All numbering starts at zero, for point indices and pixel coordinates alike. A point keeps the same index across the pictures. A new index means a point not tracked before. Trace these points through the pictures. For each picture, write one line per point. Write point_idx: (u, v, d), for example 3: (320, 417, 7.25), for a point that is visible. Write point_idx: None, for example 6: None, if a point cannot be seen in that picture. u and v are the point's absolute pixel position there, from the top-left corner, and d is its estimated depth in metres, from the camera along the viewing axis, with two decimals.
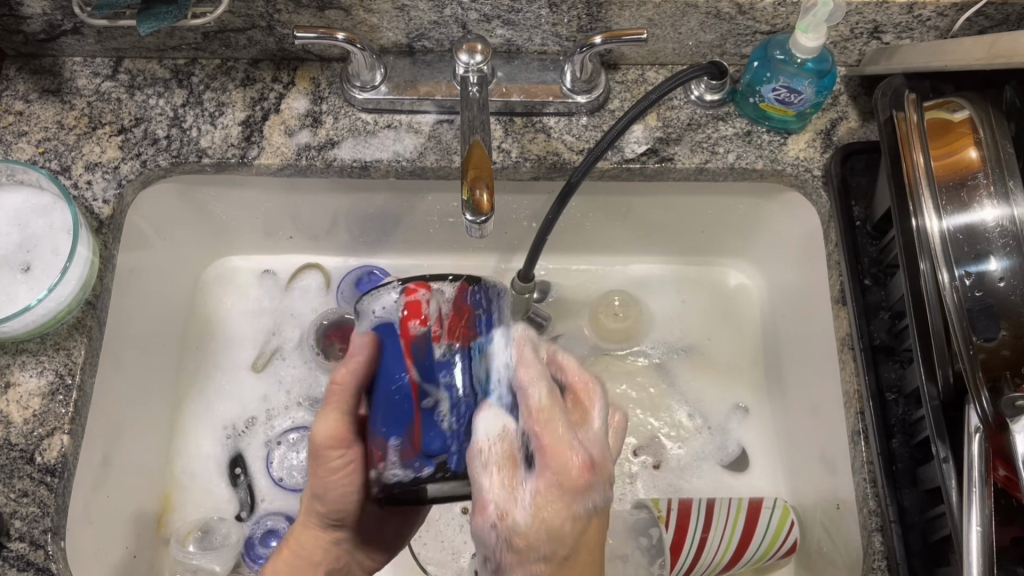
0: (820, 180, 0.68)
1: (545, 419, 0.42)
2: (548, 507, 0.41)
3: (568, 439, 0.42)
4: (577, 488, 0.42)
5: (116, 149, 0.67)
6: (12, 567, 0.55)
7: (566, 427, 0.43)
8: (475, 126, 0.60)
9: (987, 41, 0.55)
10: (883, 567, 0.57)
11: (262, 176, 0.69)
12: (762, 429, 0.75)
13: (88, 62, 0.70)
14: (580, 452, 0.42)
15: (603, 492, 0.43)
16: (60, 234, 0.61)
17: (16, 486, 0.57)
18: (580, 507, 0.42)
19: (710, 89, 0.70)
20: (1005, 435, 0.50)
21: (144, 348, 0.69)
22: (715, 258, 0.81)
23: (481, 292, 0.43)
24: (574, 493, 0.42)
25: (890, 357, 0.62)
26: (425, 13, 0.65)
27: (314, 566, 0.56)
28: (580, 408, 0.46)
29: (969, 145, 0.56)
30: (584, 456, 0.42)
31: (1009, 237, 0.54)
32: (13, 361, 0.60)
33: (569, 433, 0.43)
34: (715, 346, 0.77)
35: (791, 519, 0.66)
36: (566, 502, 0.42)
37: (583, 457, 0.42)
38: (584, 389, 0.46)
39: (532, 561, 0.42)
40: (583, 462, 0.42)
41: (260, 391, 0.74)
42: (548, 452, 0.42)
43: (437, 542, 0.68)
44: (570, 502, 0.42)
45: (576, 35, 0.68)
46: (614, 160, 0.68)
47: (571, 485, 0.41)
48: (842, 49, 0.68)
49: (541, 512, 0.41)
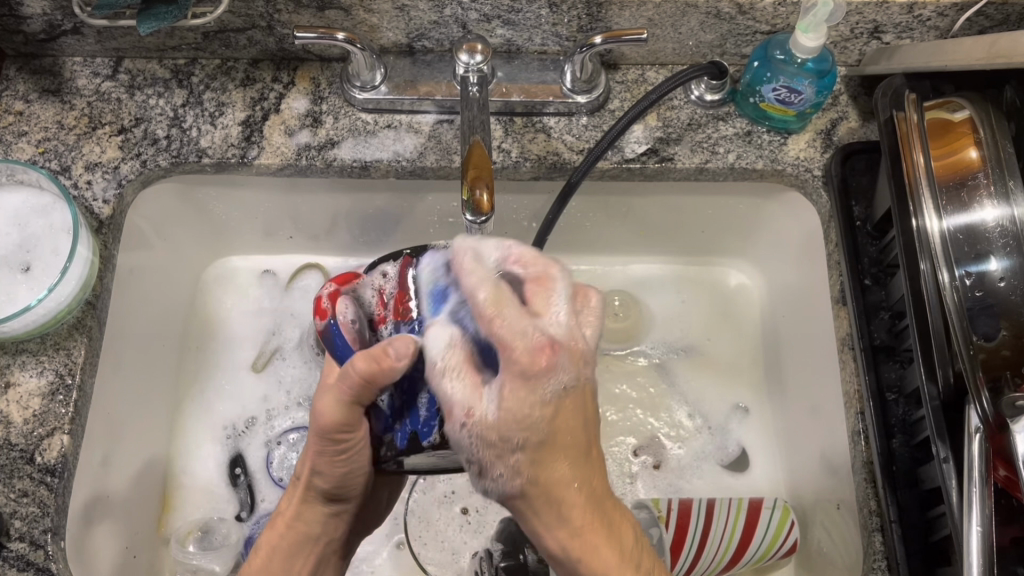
0: (820, 180, 0.68)
1: (496, 311, 0.41)
2: (511, 398, 0.41)
3: (521, 329, 0.41)
4: (538, 372, 0.41)
5: (116, 149, 0.67)
6: (12, 567, 0.55)
7: (518, 315, 0.41)
8: (475, 126, 0.59)
9: (987, 41, 0.55)
10: (884, 567, 0.57)
11: (262, 176, 0.69)
12: (761, 429, 0.75)
13: (88, 62, 0.70)
14: (537, 335, 0.41)
15: (568, 372, 0.42)
16: (60, 234, 0.61)
17: (16, 486, 0.57)
18: (546, 389, 0.41)
19: (710, 89, 0.70)
20: (1005, 436, 0.50)
21: (144, 348, 0.69)
22: (715, 258, 0.81)
23: (424, 264, 0.51)
24: (534, 377, 0.41)
25: (890, 357, 0.62)
26: (425, 13, 0.65)
27: (313, 542, 0.53)
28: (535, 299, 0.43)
29: (969, 145, 0.56)
30: (537, 343, 0.41)
31: (1009, 237, 0.54)
32: (13, 361, 0.60)
33: (519, 317, 0.41)
34: (715, 346, 0.77)
35: (791, 519, 0.66)
36: (529, 388, 0.41)
37: (545, 339, 0.41)
38: (544, 278, 0.44)
39: (509, 451, 0.42)
40: (545, 344, 0.41)
41: (260, 391, 0.74)
42: (507, 346, 0.41)
43: (437, 543, 0.68)
44: (535, 387, 0.41)
45: (576, 35, 0.67)
46: (614, 160, 0.68)
47: (532, 371, 0.41)
48: (842, 49, 0.68)
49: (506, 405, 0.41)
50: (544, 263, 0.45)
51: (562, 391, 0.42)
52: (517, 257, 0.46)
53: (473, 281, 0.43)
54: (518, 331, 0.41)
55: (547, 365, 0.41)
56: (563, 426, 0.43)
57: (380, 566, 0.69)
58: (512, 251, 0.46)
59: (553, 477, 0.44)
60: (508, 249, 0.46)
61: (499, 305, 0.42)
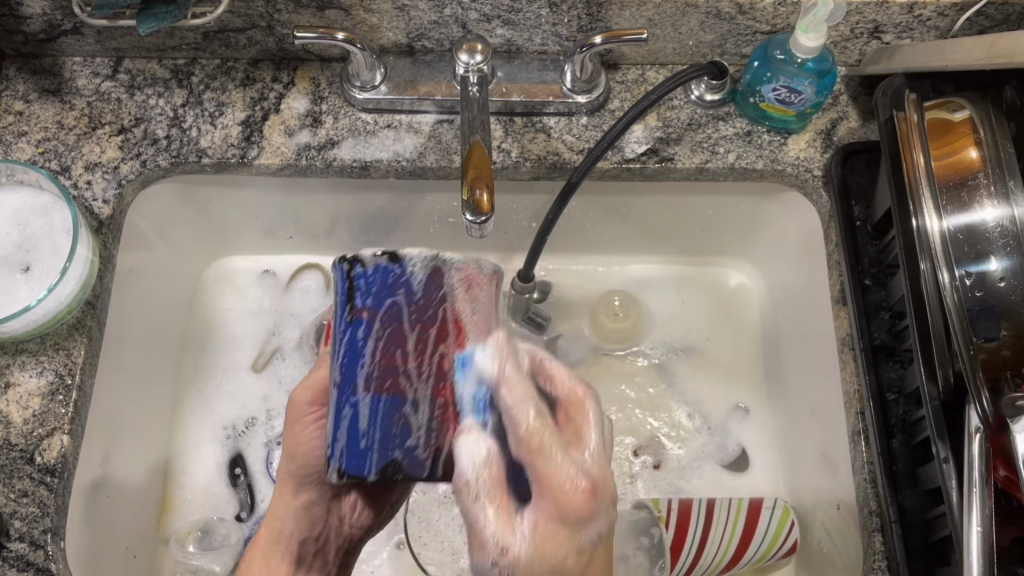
0: (821, 180, 0.68)
1: (534, 427, 0.40)
2: (547, 540, 0.39)
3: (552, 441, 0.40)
4: (566, 447, 0.41)
5: (116, 149, 0.67)
6: (12, 567, 0.55)
7: (554, 439, 0.40)
8: (475, 126, 0.59)
9: (988, 41, 0.55)
10: (884, 568, 0.57)
11: (262, 176, 0.69)
12: (761, 428, 0.75)
13: (88, 61, 0.70)
14: (571, 464, 0.40)
15: (607, 516, 0.40)
16: (60, 234, 0.61)
17: (16, 486, 0.57)
18: (583, 537, 0.39)
19: (710, 89, 0.69)
20: (1005, 435, 0.50)
21: (144, 348, 0.69)
22: (715, 258, 0.81)
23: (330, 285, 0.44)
24: (564, 455, 0.40)
25: (890, 357, 0.62)
26: (425, 13, 0.65)
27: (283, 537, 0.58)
28: (573, 432, 0.42)
29: (969, 145, 0.56)
30: (581, 481, 0.39)
31: (1009, 237, 0.54)
32: (13, 361, 0.60)
33: (552, 443, 0.40)
34: (714, 346, 0.77)
35: (791, 519, 0.66)
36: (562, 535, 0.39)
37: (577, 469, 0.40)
38: (576, 402, 0.43)
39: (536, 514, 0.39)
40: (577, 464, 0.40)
41: (260, 390, 0.74)
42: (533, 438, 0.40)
43: (437, 542, 0.68)
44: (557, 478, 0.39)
45: (577, 35, 0.67)
46: (614, 160, 0.68)
47: (570, 507, 0.39)
48: (842, 49, 0.68)
49: (540, 545, 0.39)
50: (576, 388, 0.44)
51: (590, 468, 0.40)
52: (550, 370, 0.45)
53: (516, 401, 0.41)
54: (572, 466, 0.40)
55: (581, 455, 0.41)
56: (587, 502, 0.40)
57: (380, 566, 0.69)
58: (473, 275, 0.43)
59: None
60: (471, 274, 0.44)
61: (539, 434, 0.40)
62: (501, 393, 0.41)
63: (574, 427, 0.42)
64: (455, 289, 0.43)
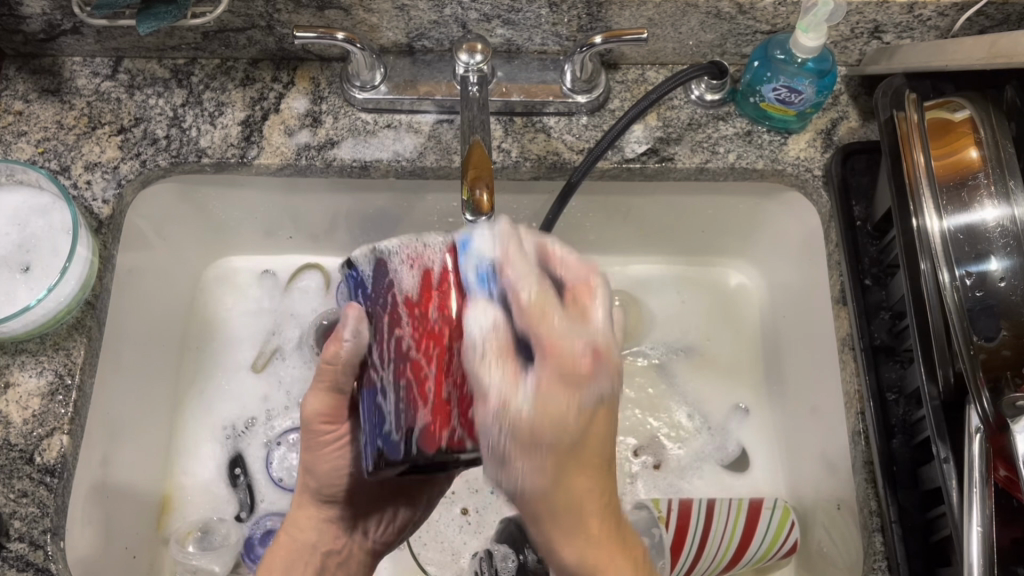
0: (821, 180, 0.68)
1: (539, 313, 0.41)
2: (550, 403, 0.40)
3: (569, 335, 0.41)
4: (580, 377, 0.40)
5: (116, 149, 0.67)
6: (12, 567, 0.55)
7: (562, 318, 0.41)
8: (475, 126, 0.59)
9: (988, 41, 0.55)
10: (884, 568, 0.57)
11: (262, 176, 0.69)
12: (761, 428, 0.74)
13: (88, 61, 0.70)
14: (583, 343, 0.41)
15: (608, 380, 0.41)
16: (60, 234, 0.61)
17: (16, 486, 0.56)
18: (584, 400, 0.41)
19: (710, 89, 0.69)
20: (1005, 435, 0.50)
21: (144, 347, 0.69)
22: (715, 258, 0.81)
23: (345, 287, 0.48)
24: (579, 382, 0.40)
25: (890, 357, 0.62)
26: (425, 13, 0.65)
27: (309, 548, 0.57)
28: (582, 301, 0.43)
29: (969, 145, 0.56)
30: (586, 346, 0.41)
31: (1009, 236, 0.53)
32: (13, 361, 0.60)
33: (565, 324, 0.41)
34: (714, 346, 0.77)
35: (792, 520, 0.66)
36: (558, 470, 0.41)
37: (587, 345, 0.41)
38: (581, 284, 0.43)
39: (541, 448, 0.41)
40: (586, 352, 0.41)
41: (260, 390, 0.74)
42: (549, 348, 0.40)
43: (437, 543, 0.68)
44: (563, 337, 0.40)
45: (576, 35, 0.67)
46: (614, 160, 0.68)
47: (575, 372, 0.40)
48: (842, 49, 0.68)
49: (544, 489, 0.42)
50: (584, 266, 0.44)
51: (598, 401, 0.41)
52: (560, 260, 0.45)
53: (520, 276, 0.42)
54: (580, 333, 0.41)
55: (589, 370, 0.40)
56: (593, 437, 0.42)
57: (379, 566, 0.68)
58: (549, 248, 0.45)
59: (583, 489, 0.42)
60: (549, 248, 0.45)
61: (542, 308, 0.41)
62: (503, 268, 0.42)
63: (579, 302, 0.43)
64: (399, 272, 0.42)
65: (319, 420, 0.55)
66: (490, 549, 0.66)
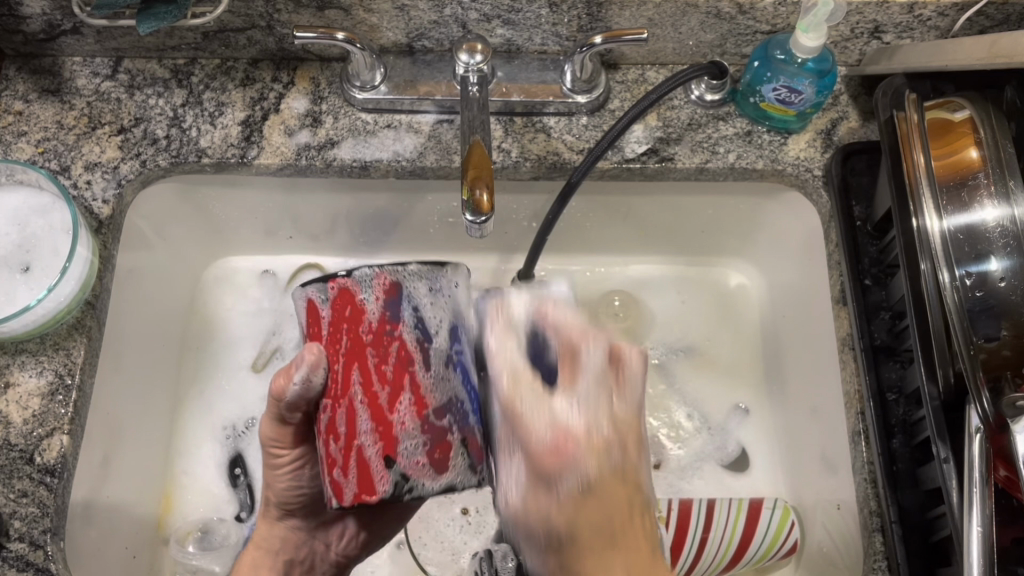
0: (821, 180, 0.68)
1: (513, 390, 0.41)
2: (535, 500, 0.41)
3: (537, 414, 0.40)
4: (549, 471, 0.40)
5: (116, 149, 0.67)
6: (12, 567, 0.55)
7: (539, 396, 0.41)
8: (475, 126, 0.59)
9: (988, 41, 0.55)
10: (885, 568, 0.57)
11: (262, 176, 0.69)
12: (761, 428, 0.74)
13: (88, 61, 0.70)
14: (543, 423, 0.40)
15: (587, 465, 0.40)
16: (60, 234, 0.61)
17: (16, 486, 0.56)
18: (561, 484, 0.40)
19: (710, 89, 0.70)
20: (1005, 435, 0.49)
21: (144, 348, 0.69)
22: (716, 258, 0.81)
23: None
24: (550, 476, 0.40)
25: (891, 357, 0.62)
26: (425, 13, 0.65)
27: (271, 553, 0.61)
28: (567, 372, 0.42)
29: (969, 145, 0.56)
30: (547, 425, 0.40)
31: (1009, 236, 0.53)
32: (13, 361, 0.60)
33: (536, 407, 0.41)
34: (714, 346, 0.77)
35: (791, 520, 0.66)
36: (545, 492, 0.41)
37: (553, 427, 0.40)
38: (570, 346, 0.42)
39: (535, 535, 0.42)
40: (555, 433, 0.40)
41: (260, 391, 0.74)
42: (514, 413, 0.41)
43: (437, 542, 0.68)
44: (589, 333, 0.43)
45: (576, 35, 0.67)
46: (614, 160, 0.68)
47: (546, 473, 0.40)
48: (842, 49, 0.68)
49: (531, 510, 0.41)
50: (578, 325, 0.43)
51: (578, 484, 0.40)
52: (551, 315, 0.44)
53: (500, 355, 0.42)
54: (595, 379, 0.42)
55: (559, 462, 0.40)
56: (594, 498, 0.41)
57: (379, 567, 0.68)
58: (546, 305, 0.44)
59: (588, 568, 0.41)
60: (538, 308, 0.44)
61: (516, 387, 0.41)
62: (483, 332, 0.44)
63: (572, 362, 0.42)
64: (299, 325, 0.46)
65: (272, 445, 0.56)
66: (490, 551, 0.64)
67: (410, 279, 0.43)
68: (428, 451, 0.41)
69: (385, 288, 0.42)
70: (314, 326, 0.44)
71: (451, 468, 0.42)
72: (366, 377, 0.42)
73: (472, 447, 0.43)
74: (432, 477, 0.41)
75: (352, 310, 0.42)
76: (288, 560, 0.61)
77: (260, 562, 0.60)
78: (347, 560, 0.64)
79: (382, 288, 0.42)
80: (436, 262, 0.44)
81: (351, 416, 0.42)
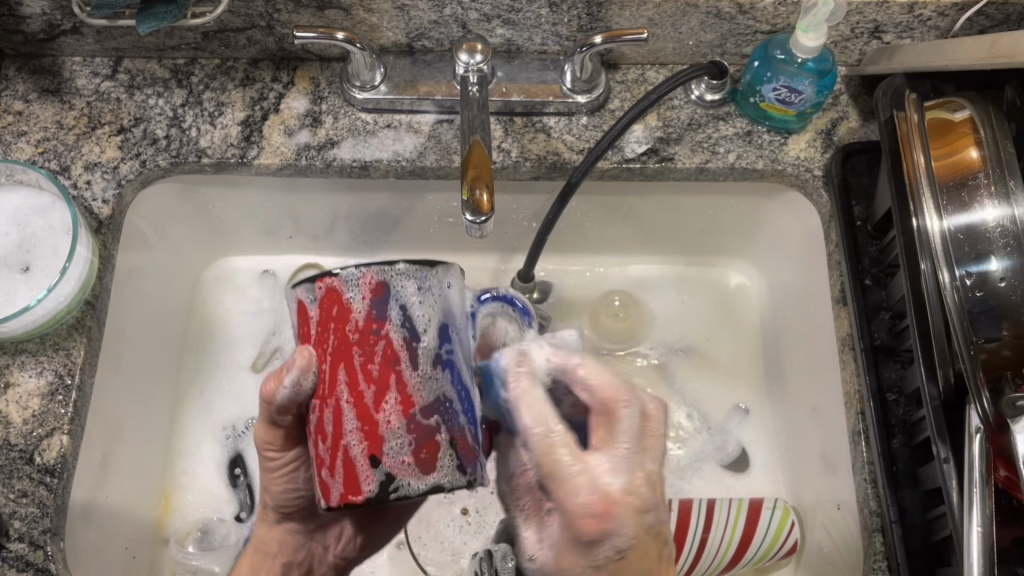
0: (820, 180, 0.68)
1: (553, 472, 0.44)
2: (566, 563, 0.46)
3: (582, 480, 0.44)
4: (592, 538, 0.44)
5: (116, 149, 0.67)
6: (12, 567, 0.55)
7: (576, 458, 0.44)
8: (475, 126, 0.59)
9: (988, 41, 0.55)
10: (885, 568, 0.57)
11: (262, 176, 0.69)
12: (761, 428, 0.74)
13: (87, 61, 0.70)
14: (582, 494, 0.44)
15: (626, 531, 0.44)
16: (60, 234, 0.61)
17: (16, 486, 0.56)
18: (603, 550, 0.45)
19: (710, 89, 0.70)
20: (1006, 435, 0.49)
21: (144, 348, 0.69)
22: (715, 258, 0.81)
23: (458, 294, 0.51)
24: (593, 544, 0.44)
25: (891, 357, 0.62)
26: (425, 13, 0.65)
27: (269, 557, 0.58)
28: (602, 432, 0.47)
29: (969, 145, 0.56)
30: (591, 498, 0.44)
31: (1009, 236, 0.53)
32: (13, 361, 0.60)
33: (580, 470, 0.44)
34: (714, 346, 0.77)
35: (791, 520, 0.66)
36: (582, 556, 0.45)
37: (595, 495, 0.44)
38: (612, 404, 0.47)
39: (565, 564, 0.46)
40: (598, 499, 0.44)
41: (260, 391, 0.73)
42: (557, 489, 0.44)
43: (437, 543, 0.68)
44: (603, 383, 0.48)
45: (576, 35, 0.67)
46: (614, 160, 0.68)
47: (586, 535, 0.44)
48: (842, 49, 0.68)
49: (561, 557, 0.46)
50: (612, 385, 0.47)
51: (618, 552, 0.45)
52: (584, 377, 0.47)
53: (532, 411, 0.45)
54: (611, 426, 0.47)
55: (602, 530, 0.44)
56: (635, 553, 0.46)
57: (379, 567, 0.68)
58: (575, 365, 0.48)
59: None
60: (574, 368, 0.47)
61: (552, 447, 0.44)
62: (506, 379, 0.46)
63: (608, 425, 0.47)
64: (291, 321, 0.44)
65: (267, 448, 0.54)
66: (489, 550, 0.65)
67: (398, 278, 0.40)
68: (414, 452, 0.39)
69: (370, 287, 0.40)
70: (304, 322, 0.42)
71: (439, 469, 0.39)
72: (352, 376, 0.40)
73: (461, 448, 0.40)
74: (419, 478, 0.39)
75: (339, 309, 0.40)
76: (286, 563, 0.58)
77: (259, 566, 0.58)
78: (346, 561, 0.62)
79: (369, 288, 0.40)
80: (427, 259, 0.41)
81: (338, 415, 0.40)
